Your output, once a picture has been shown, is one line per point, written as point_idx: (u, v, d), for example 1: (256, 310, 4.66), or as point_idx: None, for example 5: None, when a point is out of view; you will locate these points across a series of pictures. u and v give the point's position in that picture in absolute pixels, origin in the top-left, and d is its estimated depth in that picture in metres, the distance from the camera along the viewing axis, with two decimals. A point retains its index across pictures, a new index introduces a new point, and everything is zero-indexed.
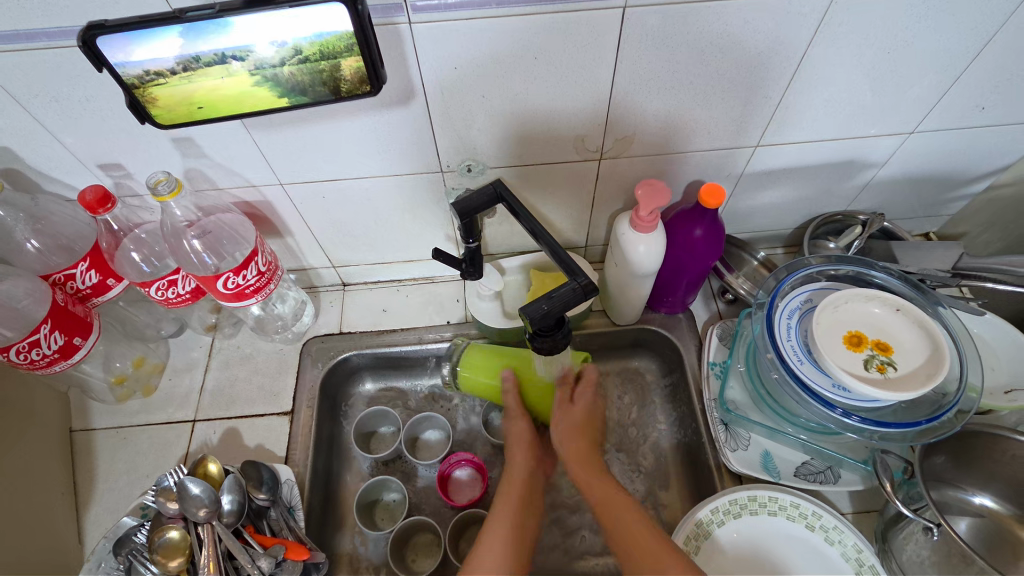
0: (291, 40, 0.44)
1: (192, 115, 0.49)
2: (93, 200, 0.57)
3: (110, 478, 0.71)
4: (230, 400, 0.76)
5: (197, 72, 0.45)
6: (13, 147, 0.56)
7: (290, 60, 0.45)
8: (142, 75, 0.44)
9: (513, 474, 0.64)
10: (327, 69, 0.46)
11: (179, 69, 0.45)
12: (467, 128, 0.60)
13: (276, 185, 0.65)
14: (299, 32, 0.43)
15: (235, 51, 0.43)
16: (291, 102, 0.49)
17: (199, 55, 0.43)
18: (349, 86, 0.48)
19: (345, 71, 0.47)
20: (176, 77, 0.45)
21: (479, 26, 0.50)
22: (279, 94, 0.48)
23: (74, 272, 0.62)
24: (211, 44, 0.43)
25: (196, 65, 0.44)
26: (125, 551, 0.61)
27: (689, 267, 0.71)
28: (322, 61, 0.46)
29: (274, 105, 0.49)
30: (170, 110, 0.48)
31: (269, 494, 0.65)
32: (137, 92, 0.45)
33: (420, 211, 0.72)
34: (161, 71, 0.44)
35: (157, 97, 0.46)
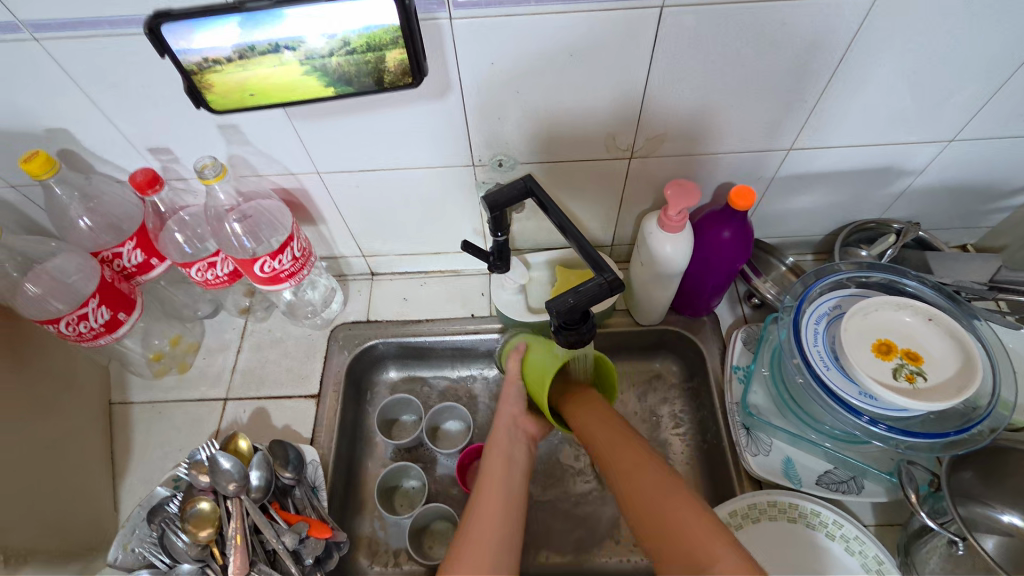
0: (341, 32, 0.45)
1: (243, 102, 0.51)
2: (142, 181, 0.59)
3: (144, 449, 0.74)
4: (259, 381, 0.79)
5: (252, 60, 0.47)
6: (71, 129, 0.59)
7: (338, 52, 0.47)
8: (200, 62, 0.46)
9: (491, 464, 0.62)
10: (372, 61, 0.48)
11: (235, 57, 0.47)
12: (501, 123, 0.62)
13: (314, 173, 0.67)
14: (348, 23, 0.45)
15: (287, 41, 0.45)
16: (337, 92, 0.50)
17: (254, 44, 0.45)
18: (391, 77, 0.49)
19: (389, 63, 0.48)
20: (231, 64, 0.47)
21: (519, 23, 0.51)
22: (325, 84, 0.49)
23: (121, 251, 0.65)
24: (266, 34, 0.45)
25: (251, 53, 0.46)
26: (158, 519, 0.63)
27: (716, 269, 0.71)
28: (369, 52, 0.47)
29: (321, 94, 0.51)
30: (223, 96, 0.50)
31: (294, 473, 0.67)
32: (195, 78, 0.48)
33: (450, 204, 0.73)
34: (219, 59, 0.46)
35: (213, 84, 0.48)
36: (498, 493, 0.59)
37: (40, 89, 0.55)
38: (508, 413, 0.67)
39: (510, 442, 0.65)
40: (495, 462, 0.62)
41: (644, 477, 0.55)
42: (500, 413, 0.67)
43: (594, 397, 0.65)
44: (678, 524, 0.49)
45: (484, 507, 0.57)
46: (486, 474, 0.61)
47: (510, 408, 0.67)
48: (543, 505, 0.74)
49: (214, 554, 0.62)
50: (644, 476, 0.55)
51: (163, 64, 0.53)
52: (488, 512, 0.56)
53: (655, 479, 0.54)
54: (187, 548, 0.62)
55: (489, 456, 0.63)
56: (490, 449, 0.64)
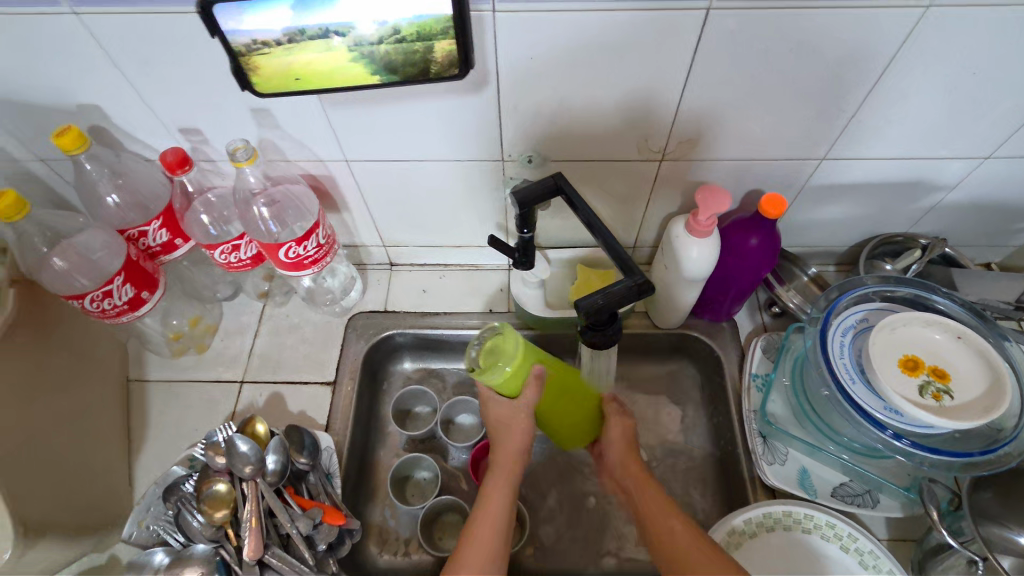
0: (392, 20, 0.45)
1: (289, 86, 0.50)
2: (173, 161, 0.60)
3: (159, 427, 0.74)
4: (276, 364, 0.79)
5: (300, 44, 0.46)
6: (103, 105, 0.59)
7: (388, 39, 0.46)
8: (248, 44, 0.46)
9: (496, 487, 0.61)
10: (420, 51, 0.48)
11: (283, 40, 0.46)
12: (535, 120, 0.61)
13: (342, 161, 0.67)
14: (400, 12, 0.44)
15: (337, 27, 0.45)
16: (382, 81, 0.50)
17: (304, 28, 0.45)
18: (437, 68, 0.49)
19: (437, 54, 0.48)
20: (279, 47, 0.47)
21: (560, 19, 0.50)
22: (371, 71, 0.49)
23: (147, 230, 0.65)
24: (316, 18, 0.44)
25: (301, 37, 0.46)
26: (174, 498, 0.63)
27: (740, 275, 0.71)
28: (417, 42, 0.47)
29: (365, 81, 0.50)
30: (268, 79, 0.50)
31: (309, 459, 0.67)
32: (242, 59, 0.48)
33: (476, 197, 0.73)
34: (267, 41, 0.46)
35: (259, 67, 0.48)
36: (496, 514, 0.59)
37: (80, 63, 0.55)
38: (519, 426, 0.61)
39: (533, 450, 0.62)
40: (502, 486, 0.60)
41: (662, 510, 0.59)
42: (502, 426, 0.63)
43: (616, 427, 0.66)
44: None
45: (478, 534, 0.57)
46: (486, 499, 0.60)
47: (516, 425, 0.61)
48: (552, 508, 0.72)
49: (228, 535, 0.62)
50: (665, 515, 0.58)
51: (203, 45, 0.52)
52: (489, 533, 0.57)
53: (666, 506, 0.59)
54: (202, 528, 0.62)
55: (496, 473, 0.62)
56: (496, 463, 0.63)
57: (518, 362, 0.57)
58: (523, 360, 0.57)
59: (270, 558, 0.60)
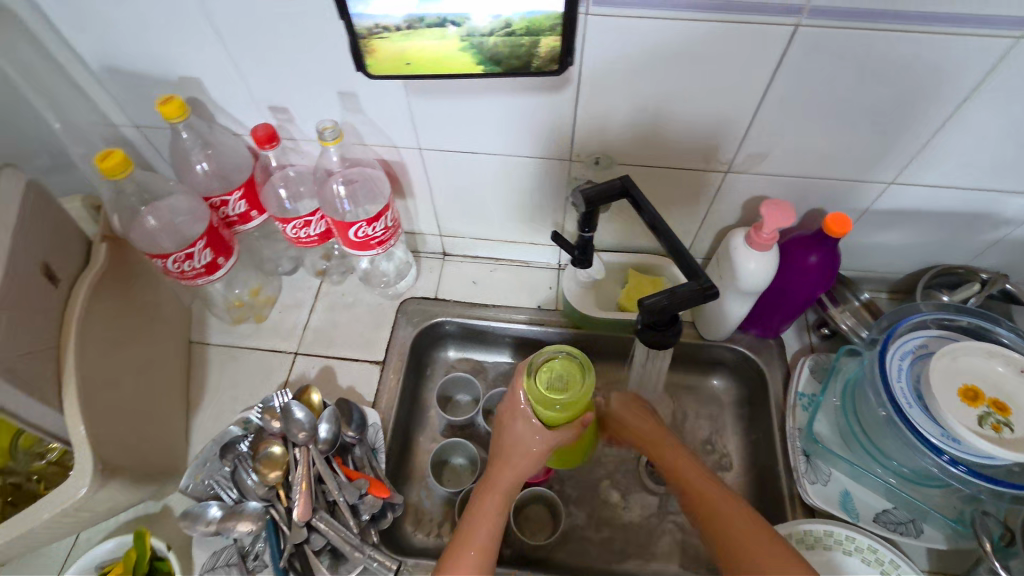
0: (506, 14, 0.50)
1: (399, 69, 0.56)
2: (262, 136, 0.63)
3: (217, 389, 0.78)
4: (329, 339, 0.82)
5: (417, 31, 0.51)
6: (203, 79, 0.63)
7: (499, 32, 0.51)
8: (370, 28, 0.52)
9: (492, 495, 0.62)
10: (527, 45, 0.53)
11: (402, 26, 0.52)
12: (608, 123, 0.63)
13: (415, 149, 0.69)
14: (515, 8, 0.49)
15: (454, 17, 0.50)
16: (484, 70, 0.55)
17: (424, 16, 0.50)
18: (539, 63, 0.54)
19: (542, 49, 0.53)
20: (397, 32, 0.52)
21: (649, 26, 0.52)
22: (477, 61, 0.54)
23: (229, 199, 0.68)
24: (438, 9, 0.49)
25: (419, 24, 0.51)
26: (231, 456, 0.66)
27: (795, 292, 0.71)
28: (526, 36, 0.52)
29: (469, 70, 0.56)
30: (381, 62, 0.55)
31: (357, 432, 0.70)
32: (362, 41, 0.53)
33: (538, 195, 0.75)
34: (388, 26, 0.52)
35: (376, 49, 0.54)
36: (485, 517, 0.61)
37: (190, 38, 0.58)
38: (519, 436, 0.63)
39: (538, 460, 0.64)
40: (498, 497, 0.62)
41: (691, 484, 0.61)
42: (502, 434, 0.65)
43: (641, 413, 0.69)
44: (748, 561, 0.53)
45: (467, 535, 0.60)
46: (479, 510, 0.61)
47: (518, 436, 0.63)
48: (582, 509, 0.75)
49: (280, 496, 0.64)
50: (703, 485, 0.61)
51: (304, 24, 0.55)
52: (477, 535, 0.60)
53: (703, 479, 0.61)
54: (256, 485, 0.64)
55: (494, 483, 0.63)
56: (491, 472, 0.64)
57: (571, 411, 0.58)
58: (576, 413, 0.58)
59: (317, 521, 0.63)
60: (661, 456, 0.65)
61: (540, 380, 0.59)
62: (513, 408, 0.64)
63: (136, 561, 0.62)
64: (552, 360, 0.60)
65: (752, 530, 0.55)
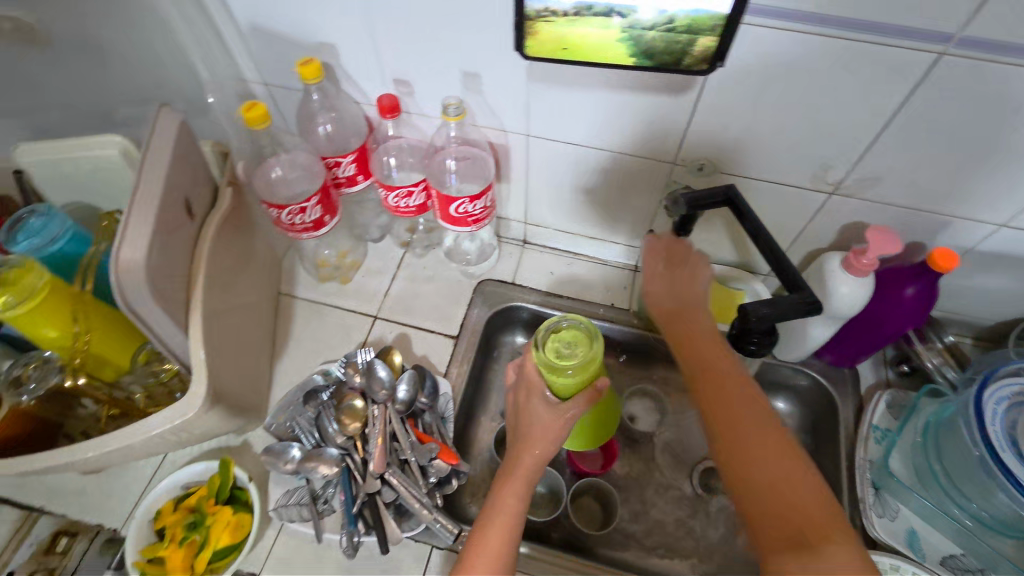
0: (672, 10, 0.51)
1: (555, 54, 0.58)
2: (386, 105, 0.67)
3: (300, 340, 0.82)
4: (407, 308, 0.85)
5: (583, 18, 0.53)
6: (339, 46, 0.67)
7: (660, 27, 0.53)
8: (540, 10, 0.54)
9: (519, 466, 0.58)
10: (682, 42, 0.54)
11: (569, 12, 0.54)
12: (720, 131, 0.64)
13: (523, 135, 0.72)
14: (682, 3, 0.51)
15: (622, 8, 0.52)
16: (636, 64, 0.57)
17: (594, 5, 0.52)
18: (690, 61, 0.55)
19: (696, 48, 0.54)
20: (564, 18, 0.54)
21: (788, 38, 0.52)
22: (631, 53, 0.56)
23: (341, 162, 0.72)
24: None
25: (586, 12, 0.53)
26: (314, 403, 0.71)
27: (884, 322, 0.70)
28: (683, 34, 0.53)
29: (620, 62, 0.57)
30: (541, 44, 0.57)
31: (429, 400, 0.73)
32: (527, 22, 0.55)
33: (632, 194, 0.76)
34: (556, 11, 0.54)
35: (538, 31, 0.56)
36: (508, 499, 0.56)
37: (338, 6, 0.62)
38: (541, 413, 0.61)
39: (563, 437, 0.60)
40: (521, 479, 0.57)
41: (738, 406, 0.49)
42: (524, 412, 0.63)
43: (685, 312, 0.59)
44: (745, 456, 0.46)
45: (489, 522, 0.55)
46: (499, 491, 0.57)
47: (541, 414, 0.61)
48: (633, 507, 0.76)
49: (356, 446, 0.67)
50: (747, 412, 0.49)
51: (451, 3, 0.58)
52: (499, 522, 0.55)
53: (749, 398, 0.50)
54: (337, 433, 0.68)
55: (516, 460, 0.59)
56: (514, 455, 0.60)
57: (587, 374, 0.60)
58: (591, 375, 0.60)
59: (390, 476, 0.65)
60: (698, 355, 0.54)
61: (548, 351, 0.61)
62: (530, 381, 0.62)
63: (219, 487, 0.66)
64: (557, 331, 0.62)
65: (765, 424, 0.47)
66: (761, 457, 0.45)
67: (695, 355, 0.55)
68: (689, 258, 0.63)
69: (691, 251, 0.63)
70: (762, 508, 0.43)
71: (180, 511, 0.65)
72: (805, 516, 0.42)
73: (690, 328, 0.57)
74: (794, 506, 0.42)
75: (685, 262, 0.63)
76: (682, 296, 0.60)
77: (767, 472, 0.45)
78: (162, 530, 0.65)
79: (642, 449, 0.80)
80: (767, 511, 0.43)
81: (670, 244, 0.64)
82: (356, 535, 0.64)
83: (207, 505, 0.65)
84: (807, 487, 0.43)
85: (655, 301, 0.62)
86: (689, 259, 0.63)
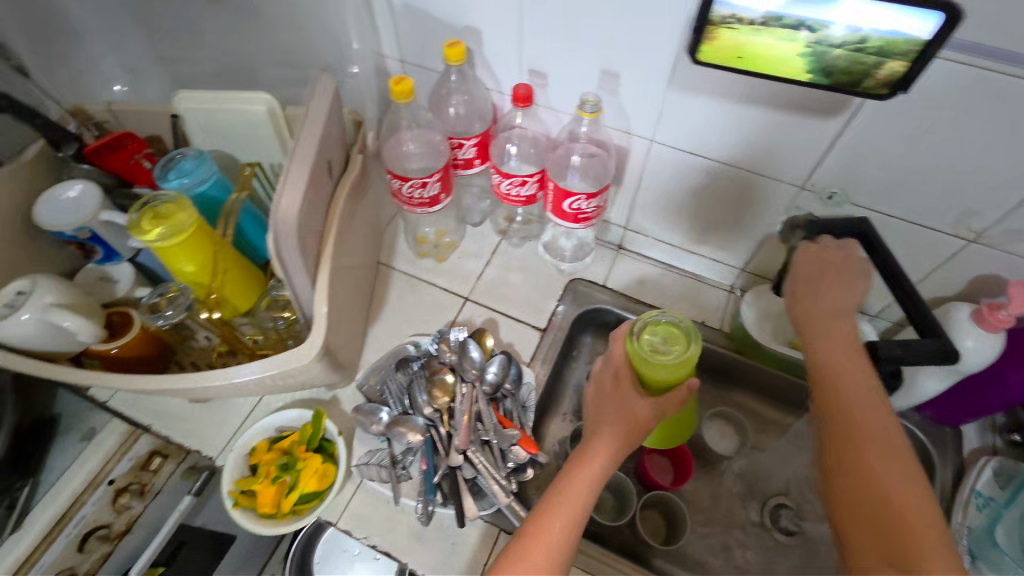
0: (867, 29, 0.48)
1: (728, 62, 0.55)
2: (523, 94, 0.66)
3: (395, 309, 0.85)
4: (498, 295, 0.87)
5: (768, 28, 0.50)
6: (484, 32, 0.68)
7: (848, 45, 0.49)
8: (726, 17, 0.51)
9: (598, 456, 0.56)
10: (867, 63, 0.50)
11: (757, 21, 0.50)
12: (862, 160, 0.61)
13: (647, 140, 0.71)
14: (879, 23, 0.47)
15: (814, 22, 0.49)
16: (809, 80, 0.53)
17: (785, 16, 0.49)
18: (870, 84, 0.51)
19: (881, 71, 0.50)
20: (749, 26, 0.51)
21: (966, 74, 0.50)
22: (809, 69, 0.52)
23: (464, 144, 0.73)
24: (804, 11, 0.48)
25: (774, 23, 0.50)
26: (407, 372, 0.74)
27: (1009, 386, 0.65)
28: (871, 56, 0.49)
29: (795, 76, 0.54)
30: (716, 50, 0.54)
31: (513, 386, 0.74)
32: (709, 27, 0.52)
33: (748, 213, 0.75)
34: (744, 18, 0.50)
35: (717, 37, 0.53)
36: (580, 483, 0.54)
37: None
38: (629, 403, 0.60)
39: (646, 430, 0.59)
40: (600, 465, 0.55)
41: (871, 443, 0.48)
42: (612, 401, 0.61)
43: (825, 318, 0.58)
44: (865, 468, 0.47)
45: (557, 501, 0.52)
46: (572, 470, 0.55)
47: (629, 403, 0.60)
48: (699, 530, 0.74)
49: (442, 419, 0.70)
50: (880, 451, 0.47)
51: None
52: (565, 502, 0.52)
53: (881, 425, 0.49)
54: (426, 403, 0.70)
55: (595, 445, 0.57)
56: (593, 440, 0.58)
57: (680, 371, 0.59)
58: (684, 373, 0.59)
59: (472, 453, 0.67)
60: (829, 369, 0.54)
61: (643, 342, 0.61)
62: (620, 374, 0.63)
63: (310, 436, 0.70)
64: (654, 328, 0.63)
65: (892, 440, 0.48)
66: (880, 469, 0.46)
67: (831, 362, 0.54)
68: (840, 271, 0.60)
69: (850, 257, 0.60)
70: (866, 514, 0.45)
71: (274, 451, 0.68)
72: (911, 530, 0.42)
73: (832, 340, 0.56)
74: (901, 518, 0.43)
75: (835, 272, 0.60)
76: (828, 302, 0.58)
77: (880, 478, 0.46)
78: (256, 465, 0.69)
79: (715, 473, 0.78)
80: (874, 521, 0.44)
81: (826, 250, 0.61)
82: (431, 504, 0.66)
83: (298, 450, 0.68)
84: (919, 503, 0.44)
85: (796, 304, 0.61)
86: (836, 267, 0.60)
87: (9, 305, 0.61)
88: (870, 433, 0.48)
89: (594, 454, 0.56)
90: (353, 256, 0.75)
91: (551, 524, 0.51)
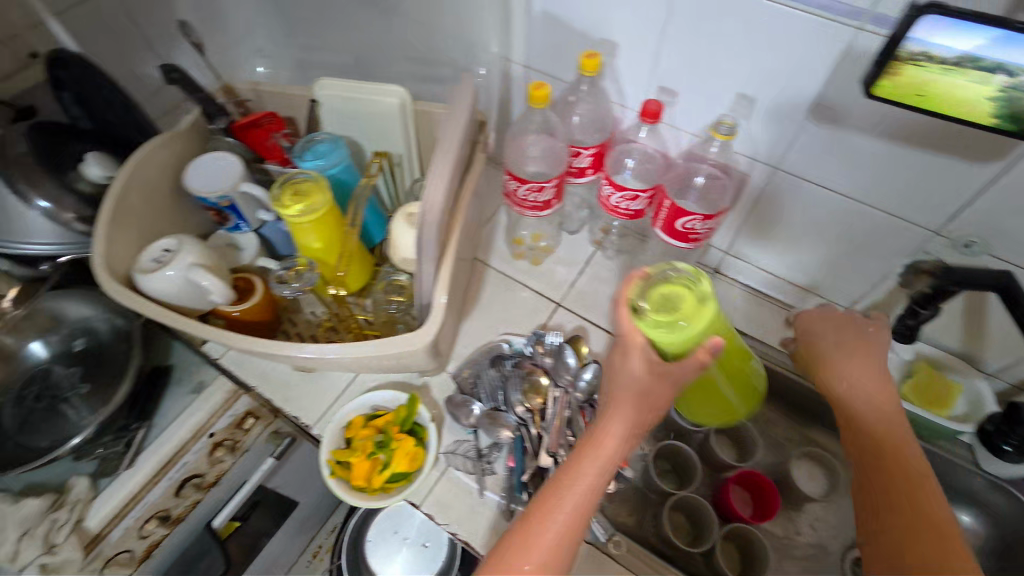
0: None
1: (907, 99, 0.51)
2: (652, 111, 0.67)
3: (487, 305, 0.87)
4: (589, 304, 0.87)
5: (960, 69, 0.46)
6: (620, 45, 0.69)
7: None
8: (914, 53, 0.47)
9: (602, 447, 0.51)
10: None
11: (949, 60, 0.46)
12: (1012, 212, 0.58)
13: (771, 167, 0.70)
14: None
15: (1015, 66, 0.44)
16: (998, 126, 0.48)
17: (982, 58, 0.45)
18: None
19: None
20: (937, 65, 0.47)
21: None
22: (998, 114, 0.48)
23: (582, 153, 0.74)
24: (1005, 55, 0.44)
25: (968, 64, 0.46)
26: (501, 368, 0.77)
27: None
28: None
29: (981, 120, 0.49)
30: (895, 86, 0.51)
31: (602, 397, 0.74)
32: (892, 62, 0.49)
33: (867, 252, 0.72)
34: (935, 57, 0.47)
35: (900, 73, 0.49)
36: (587, 465, 0.50)
37: (640, 8, 0.64)
38: (636, 373, 0.52)
39: (655, 401, 0.53)
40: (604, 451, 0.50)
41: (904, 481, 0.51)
42: (616, 373, 0.54)
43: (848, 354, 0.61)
44: (914, 505, 0.49)
45: (559, 486, 0.49)
46: (580, 455, 0.51)
47: (636, 370, 0.52)
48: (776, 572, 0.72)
49: (534, 419, 0.71)
50: (918, 491, 0.50)
51: (764, 18, 0.57)
52: (567, 483, 0.49)
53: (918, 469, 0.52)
54: (520, 402, 0.72)
55: (603, 422, 0.52)
56: (602, 416, 0.53)
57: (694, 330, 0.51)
58: (697, 329, 0.51)
59: (561, 457, 0.67)
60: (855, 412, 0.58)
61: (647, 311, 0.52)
62: (624, 343, 0.54)
63: (403, 418, 0.72)
64: (666, 291, 0.53)
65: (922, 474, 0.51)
66: (927, 509, 0.49)
67: (852, 406, 0.58)
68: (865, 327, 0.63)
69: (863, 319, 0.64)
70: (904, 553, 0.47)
71: (369, 428, 0.71)
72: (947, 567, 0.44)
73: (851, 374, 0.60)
74: (936, 548, 0.46)
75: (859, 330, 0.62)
76: (840, 346, 0.62)
77: (921, 520, 0.48)
78: (351, 439, 0.72)
79: (796, 516, 0.76)
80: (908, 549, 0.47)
81: (841, 313, 0.66)
82: (514, 503, 0.67)
83: (392, 431, 0.71)
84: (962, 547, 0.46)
85: (811, 358, 0.65)
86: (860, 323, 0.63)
87: (156, 261, 0.67)
88: (906, 474, 0.52)
89: (602, 433, 0.52)
90: (467, 252, 0.79)
91: (552, 512, 0.48)
